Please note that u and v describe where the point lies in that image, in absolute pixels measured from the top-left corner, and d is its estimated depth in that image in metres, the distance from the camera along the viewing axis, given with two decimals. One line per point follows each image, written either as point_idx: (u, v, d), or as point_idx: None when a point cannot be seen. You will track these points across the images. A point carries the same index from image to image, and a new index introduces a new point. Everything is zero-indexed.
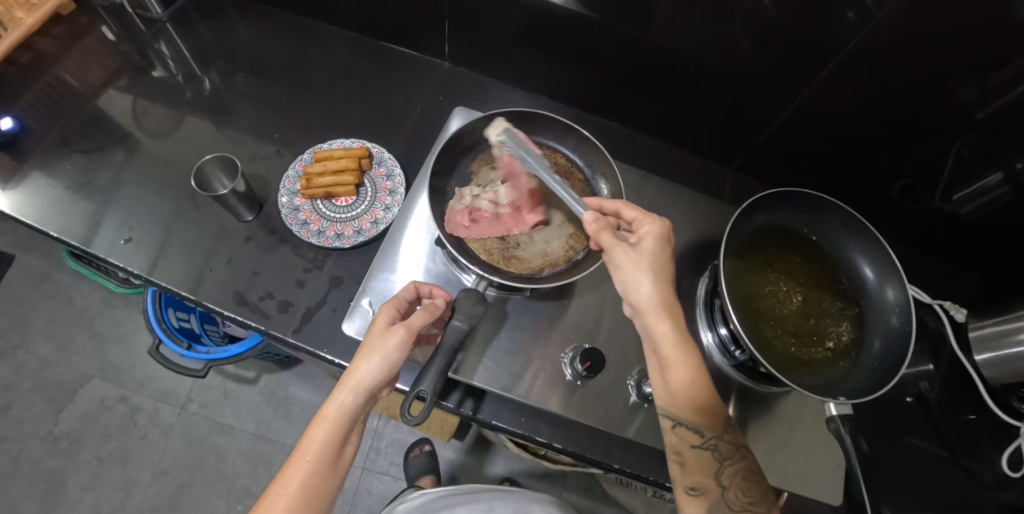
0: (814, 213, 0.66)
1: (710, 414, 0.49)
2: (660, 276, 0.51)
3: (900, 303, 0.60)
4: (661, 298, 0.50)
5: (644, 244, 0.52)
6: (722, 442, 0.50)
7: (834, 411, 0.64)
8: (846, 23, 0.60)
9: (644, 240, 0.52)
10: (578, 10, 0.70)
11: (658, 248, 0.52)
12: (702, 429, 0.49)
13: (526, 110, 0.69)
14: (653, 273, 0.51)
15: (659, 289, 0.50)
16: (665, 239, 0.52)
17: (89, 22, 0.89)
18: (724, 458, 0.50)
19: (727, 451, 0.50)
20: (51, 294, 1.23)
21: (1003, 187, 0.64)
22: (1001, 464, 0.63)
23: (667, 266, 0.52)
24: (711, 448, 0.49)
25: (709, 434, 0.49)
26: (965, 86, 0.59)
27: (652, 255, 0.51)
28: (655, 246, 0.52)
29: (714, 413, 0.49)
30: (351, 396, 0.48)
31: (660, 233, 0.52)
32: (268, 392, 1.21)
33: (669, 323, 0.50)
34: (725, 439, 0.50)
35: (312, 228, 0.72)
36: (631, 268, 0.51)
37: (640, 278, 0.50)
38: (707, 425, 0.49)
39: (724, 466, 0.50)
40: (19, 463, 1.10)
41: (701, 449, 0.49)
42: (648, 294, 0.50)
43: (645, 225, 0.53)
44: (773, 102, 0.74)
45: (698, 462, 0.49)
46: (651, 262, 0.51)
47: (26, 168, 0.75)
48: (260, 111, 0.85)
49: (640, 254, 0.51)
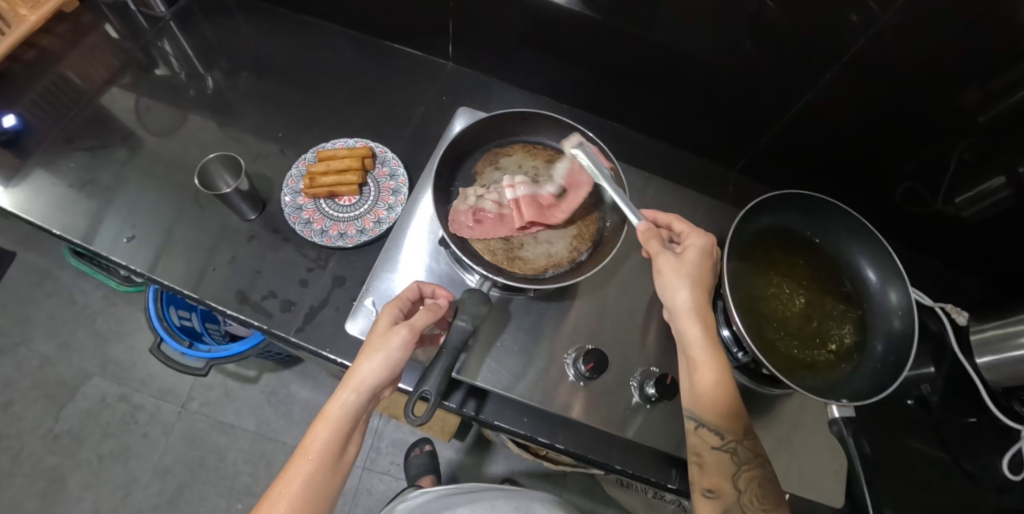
0: (816, 215, 0.66)
1: (731, 417, 0.49)
2: (700, 286, 0.52)
3: (903, 305, 0.60)
4: (698, 305, 0.52)
5: (688, 254, 0.53)
6: (742, 447, 0.50)
7: (837, 413, 0.64)
8: (850, 25, 0.60)
9: (688, 251, 0.54)
10: (582, 11, 0.70)
11: (700, 259, 0.53)
12: (721, 432, 0.50)
13: (530, 112, 0.70)
14: (693, 282, 0.52)
15: (698, 298, 0.52)
16: (708, 253, 0.54)
17: (93, 20, 0.89)
18: (742, 462, 0.50)
19: (746, 456, 0.50)
20: (53, 292, 1.23)
21: (1004, 191, 0.65)
22: (1001, 467, 0.63)
23: (708, 277, 0.54)
24: (729, 452, 0.50)
25: (729, 437, 0.50)
26: (968, 90, 0.59)
27: (695, 265, 0.53)
28: (698, 257, 0.53)
29: (736, 417, 0.50)
30: (353, 395, 0.48)
31: (705, 246, 0.54)
32: (268, 391, 1.21)
33: (702, 328, 0.51)
34: (745, 444, 0.50)
35: (315, 228, 0.72)
36: (674, 276, 0.52)
37: (681, 284, 0.52)
38: (727, 427, 0.50)
39: (741, 470, 0.50)
40: (20, 460, 1.10)
41: (721, 451, 0.50)
42: (687, 300, 0.51)
43: (693, 238, 0.55)
44: (776, 104, 0.74)
45: (716, 464, 0.50)
46: (694, 272, 0.53)
47: (28, 166, 0.75)
48: (264, 110, 0.85)
49: (682, 263, 0.53)
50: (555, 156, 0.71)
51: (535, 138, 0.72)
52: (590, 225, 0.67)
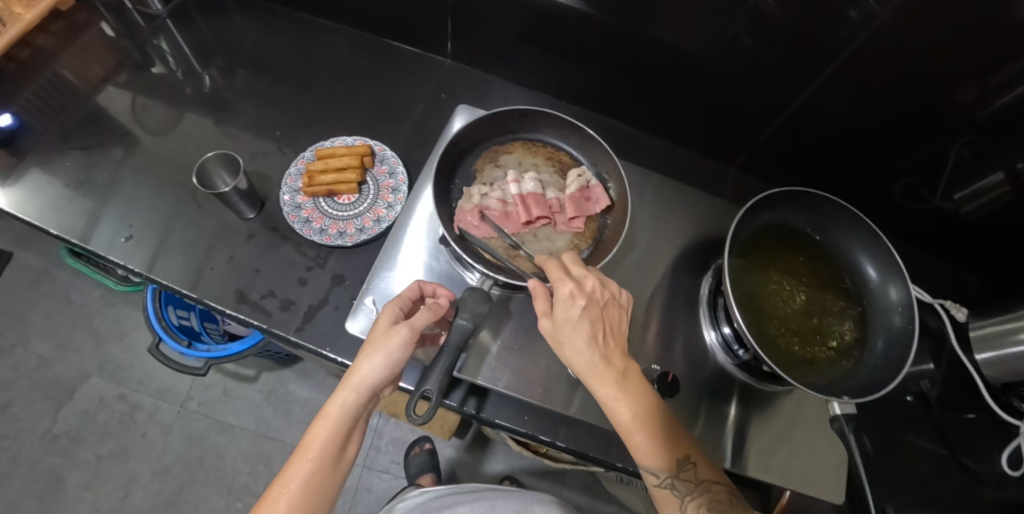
0: (817, 212, 0.66)
1: (658, 455, 0.46)
2: (588, 340, 0.48)
3: (903, 302, 0.60)
4: (590, 362, 0.48)
5: (559, 313, 0.49)
6: (681, 480, 0.46)
7: (839, 411, 0.63)
8: (847, 22, 0.61)
9: (562, 301, 0.50)
10: (582, 9, 0.70)
11: (576, 312, 0.49)
12: (654, 471, 0.46)
13: (531, 109, 0.69)
14: (576, 337, 0.48)
15: (590, 352, 0.48)
16: (587, 293, 0.50)
17: (89, 18, 0.89)
18: (685, 493, 0.46)
19: (688, 487, 0.46)
20: (50, 292, 1.22)
21: (1004, 186, 0.64)
22: (1001, 463, 0.63)
23: (596, 323, 0.49)
24: (670, 487, 0.46)
25: (664, 473, 0.46)
26: (967, 86, 0.59)
27: (572, 321, 0.48)
28: (573, 306, 0.49)
29: (666, 452, 0.46)
30: (353, 394, 0.48)
31: (571, 293, 0.49)
32: (267, 390, 1.21)
33: (602, 386, 0.47)
34: (685, 475, 0.47)
35: (313, 226, 0.72)
36: (561, 340, 0.49)
37: (567, 342, 0.48)
38: (658, 466, 0.46)
39: (687, 503, 0.46)
40: (18, 461, 1.09)
41: (664, 489, 0.47)
42: (579, 362, 0.48)
43: (561, 286, 0.50)
44: (776, 101, 0.74)
45: (661, 501, 0.47)
46: (576, 327, 0.48)
47: (24, 165, 0.75)
48: (261, 108, 0.85)
49: (555, 323, 0.49)
50: (555, 153, 0.72)
51: (536, 136, 0.72)
52: (591, 223, 0.67)
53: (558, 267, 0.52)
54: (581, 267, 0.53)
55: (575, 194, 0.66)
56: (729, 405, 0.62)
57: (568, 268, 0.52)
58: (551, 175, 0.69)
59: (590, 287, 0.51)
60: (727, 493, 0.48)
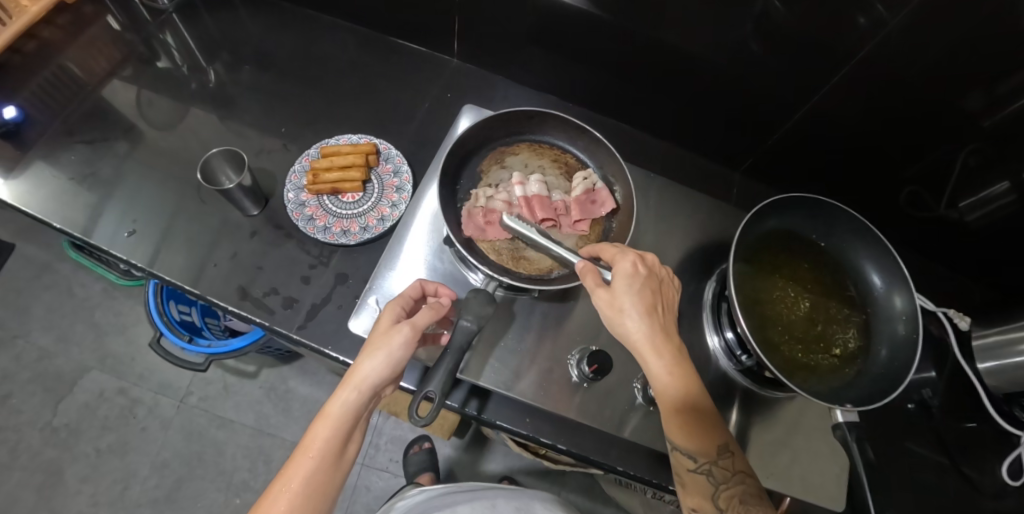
0: (821, 219, 0.66)
1: (702, 439, 0.46)
2: (645, 312, 0.48)
3: (907, 311, 0.60)
4: (646, 334, 0.48)
5: (618, 284, 0.49)
6: (718, 467, 0.47)
7: (841, 418, 0.63)
8: (857, 29, 0.60)
9: (622, 275, 0.50)
10: (589, 10, 0.70)
11: (635, 284, 0.49)
12: (694, 455, 0.47)
13: (538, 111, 0.69)
14: (634, 308, 0.48)
15: (647, 324, 0.48)
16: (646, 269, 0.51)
17: (94, 11, 0.89)
18: (719, 482, 0.47)
19: (724, 475, 0.47)
20: (51, 284, 1.22)
21: (1010, 195, 0.63)
22: (1001, 472, 0.63)
23: (653, 296, 0.50)
24: (706, 473, 0.47)
25: (702, 459, 0.47)
26: (975, 91, 0.58)
27: (632, 292, 0.49)
28: (633, 280, 0.49)
29: (707, 437, 0.47)
30: (355, 393, 0.47)
31: (633, 266, 0.50)
32: (268, 386, 1.21)
33: (656, 357, 0.47)
34: (722, 463, 0.47)
35: (317, 224, 0.71)
36: (618, 312, 0.49)
37: (625, 314, 0.49)
38: (698, 451, 0.47)
39: (720, 491, 0.47)
40: (17, 453, 1.10)
41: (699, 474, 0.47)
42: (635, 333, 0.48)
43: (621, 260, 0.51)
44: (783, 106, 0.74)
45: (694, 486, 0.48)
46: (634, 299, 0.49)
47: (29, 158, 0.74)
48: (266, 104, 0.84)
49: (612, 294, 0.49)
50: (561, 156, 0.71)
51: (542, 138, 0.72)
52: (596, 226, 0.66)
53: (614, 245, 0.53)
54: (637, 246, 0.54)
55: (581, 196, 0.66)
56: (731, 411, 0.62)
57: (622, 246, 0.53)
58: (557, 178, 0.69)
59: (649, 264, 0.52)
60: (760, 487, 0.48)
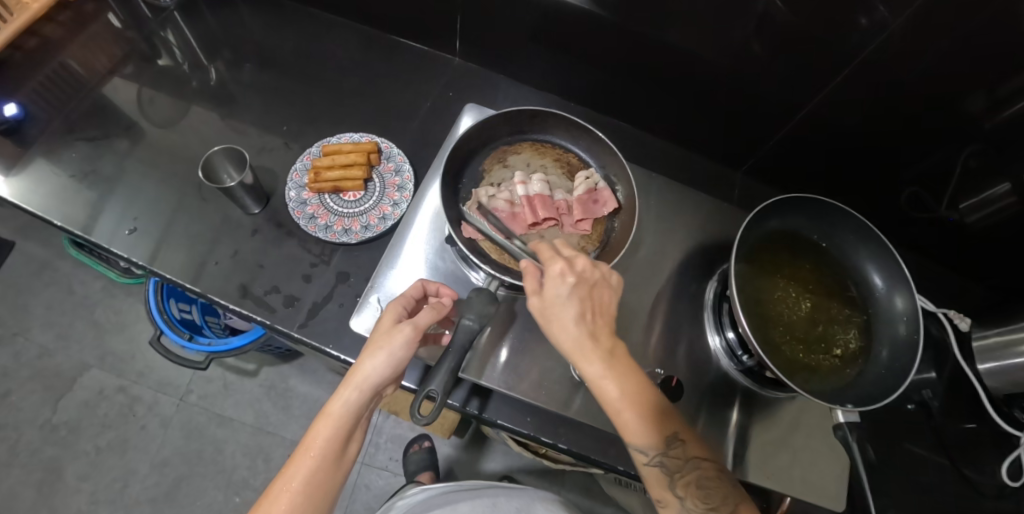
0: (823, 220, 0.66)
1: (645, 433, 0.46)
2: (576, 318, 0.47)
3: (908, 312, 0.60)
4: (578, 340, 0.46)
5: (549, 291, 0.48)
6: (669, 457, 0.47)
7: (843, 419, 0.63)
8: (859, 30, 0.60)
9: (552, 280, 0.48)
10: (590, 9, 0.70)
11: (567, 289, 0.47)
12: (643, 449, 0.46)
13: (540, 110, 0.69)
14: (567, 314, 0.47)
15: (580, 329, 0.47)
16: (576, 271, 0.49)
17: (96, 9, 0.88)
18: (673, 471, 0.47)
19: (676, 464, 0.47)
20: (51, 282, 1.22)
21: (1009, 197, 0.63)
22: (1001, 473, 0.62)
23: (586, 300, 0.48)
24: (659, 465, 0.47)
25: (653, 452, 0.46)
26: (975, 93, 0.58)
27: (564, 298, 0.47)
28: (562, 285, 0.47)
29: (654, 430, 0.46)
30: (356, 393, 0.47)
31: (563, 269, 0.48)
32: (267, 385, 1.21)
33: (590, 363, 0.46)
34: (673, 452, 0.47)
35: (318, 223, 0.71)
36: (550, 319, 0.48)
37: (556, 321, 0.47)
38: (647, 443, 0.46)
39: (677, 480, 0.47)
40: (17, 450, 1.10)
41: (653, 467, 0.47)
42: (567, 341, 0.47)
43: (552, 265, 0.49)
44: (784, 107, 0.74)
45: (651, 479, 0.47)
46: (565, 305, 0.47)
47: (30, 155, 0.74)
48: (268, 103, 0.84)
49: (544, 301, 0.48)
50: (563, 155, 0.71)
51: (544, 137, 0.72)
52: (598, 225, 0.66)
53: (548, 247, 0.51)
54: (571, 247, 0.52)
55: (584, 197, 0.65)
56: (731, 410, 0.62)
57: (557, 249, 0.52)
58: (559, 177, 0.69)
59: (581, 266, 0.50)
60: (716, 468, 0.48)
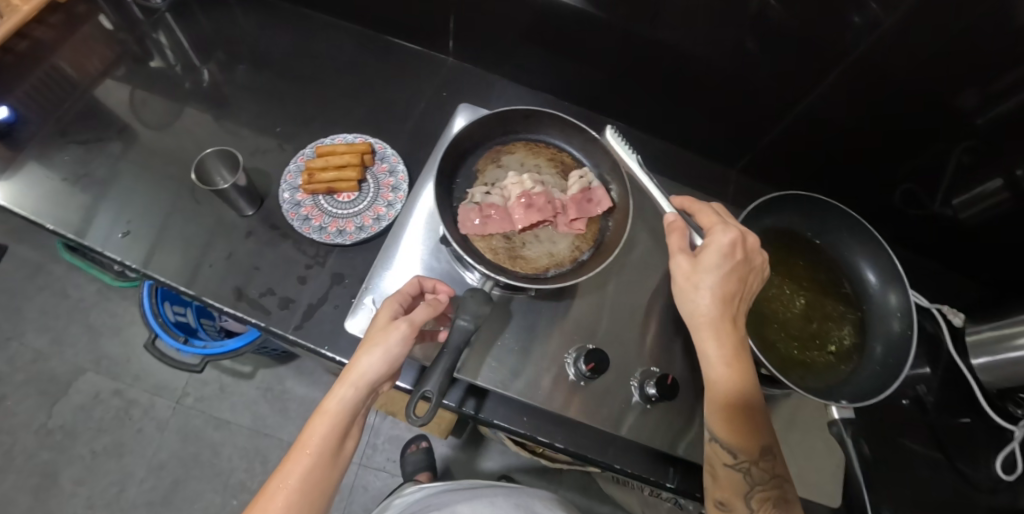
0: (816, 215, 0.66)
1: (745, 437, 0.48)
2: (716, 296, 0.48)
3: (902, 308, 0.60)
4: (714, 316, 0.48)
5: (705, 260, 0.49)
6: (757, 468, 0.48)
7: (837, 415, 0.64)
8: (852, 27, 0.60)
9: (709, 252, 0.49)
10: (584, 9, 0.70)
11: (724, 264, 0.49)
12: (735, 452, 0.48)
13: (534, 109, 0.69)
14: (712, 288, 0.48)
15: (718, 308, 0.49)
16: (732, 255, 0.49)
17: (87, 11, 0.88)
18: (756, 483, 0.48)
19: (761, 477, 0.48)
20: (46, 286, 1.22)
21: (1002, 192, 0.64)
22: (995, 467, 0.63)
23: (736, 283, 0.49)
24: (743, 472, 0.48)
25: (743, 457, 0.48)
26: (968, 90, 0.59)
27: (716, 271, 0.49)
28: (717, 261, 0.49)
29: (751, 438, 0.48)
30: (352, 390, 0.47)
31: (730, 245, 0.49)
32: (264, 387, 1.21)
33: (716, 345, 0.48)
34: (762, 464, 0.48)
35: (312, 224, 0.71)
36: (693, 283, 0.49)
37: (695, 289, 0.49)
38: (742, 448, 0.48)
39: (755, 491, 0.48)
40: (12, 455, 1.09)
41: (734, 470, 0.48)
42: (704, 313, 0.49)
43: (721, 234, 0.49)
44: (778, 105, 0.74)
45: (728, 481, 0.49)
46: (713, 280, 0.49)
47: (21, 158, 0.74)
48: (261, 104, 0.84)
49: (694, 266, 0.49)
50: (557, 154, 0.71)
51: (539, 137, 0.72)
52: (593, 225, 0.66)
53: (715, 218, 0.52)
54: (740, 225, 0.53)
55: (578, 196, 0.66)
56: None
57: (728, 221, 0.52)
58: (552, 176, 0.69)
59: (748, 247, 0.50)
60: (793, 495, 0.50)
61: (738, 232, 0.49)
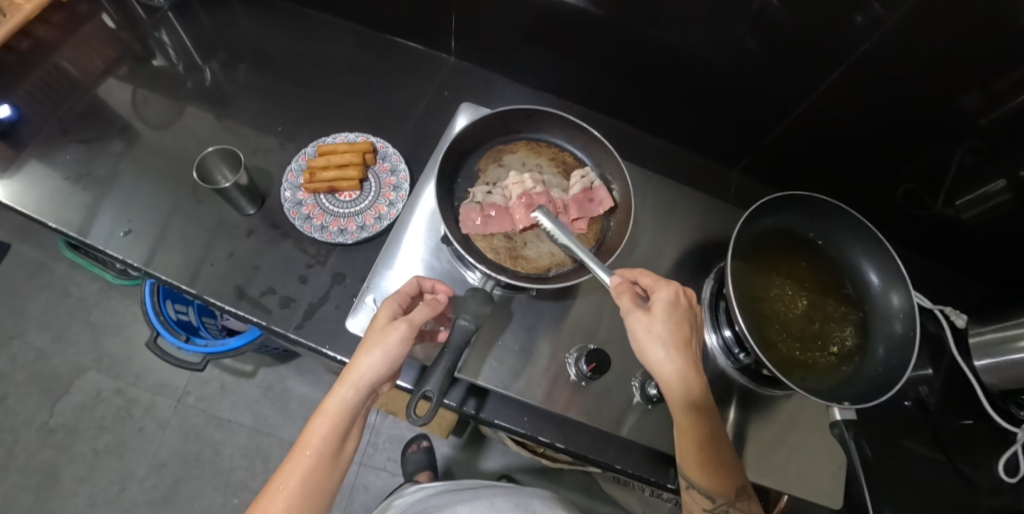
0: (819, 216, 0.66)
1: (718, 480, 0.50)
2: (675, 348, 0.49)
3: (904, 308, 0.60)
4: (678, 369, 0.49)
5: (657, 315, 0.50)
6: (735, 508, 0.50)
7: (838, 416, 0.64)
8: (854, 26, 0.60)
9: (658, 306, 0.50)
10: (586, 8, 0.70)
11: (673, 315, 0.50)
12: (711, 496, 0.50)
13: (535, 109, 0.69)
14: (668, 340, 0.49)
15: (678, 359, 0.49)
16: (679, 305, 0.51)
17: (89, 10, 0.88)
18: None
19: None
20: (47, 284, 1.22)
21: (1006, 194, 0.63)
22: (997, 469, 0.63)
23: (688, 332, 0.51)
24: (722, 513, 0.50)
25: (720, 499, 0.50)
26: (969, 92, 0.59)
27: (668, 324, 0.50)
28: (668, 313, 0.50)
29: (723, 480, 0.50)
30: (352, 391, 0.47)
31: (673, 297, 0.51)
32: (265, 386, 1.21)
33: (684, 393, 0.48)
34: (739, 504, 0.50)
35: (314, 223, 0.71)
36: (652, 340, 0.49)
37: (655, 345, 0.49)
38: (716, 490, 0.50)
39: None
40: (14, 454, 1.09)
41: (713, 512, 0.50)
42: (665, 367, 0.49)
43: (661, 290, 0.51)
44: (780, 105, 0.74)
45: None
46: (669, 332, 0.49)
47: (23, 157, 0.74)
48: (262, 103, 0.84)
49: (651, 322, 0.49)
50: (559, 154, 0.71)
51: (541, 136, 0.72)
52: (594, 224, 0.66)
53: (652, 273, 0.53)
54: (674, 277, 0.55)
55: (579, 195, 0.65)
56: (728, 409, 0.62)
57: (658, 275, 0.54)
58: (554, 176, 0.69)
59: (687, 298, 0.52)
60: None
61: (676, 285, 0.52)
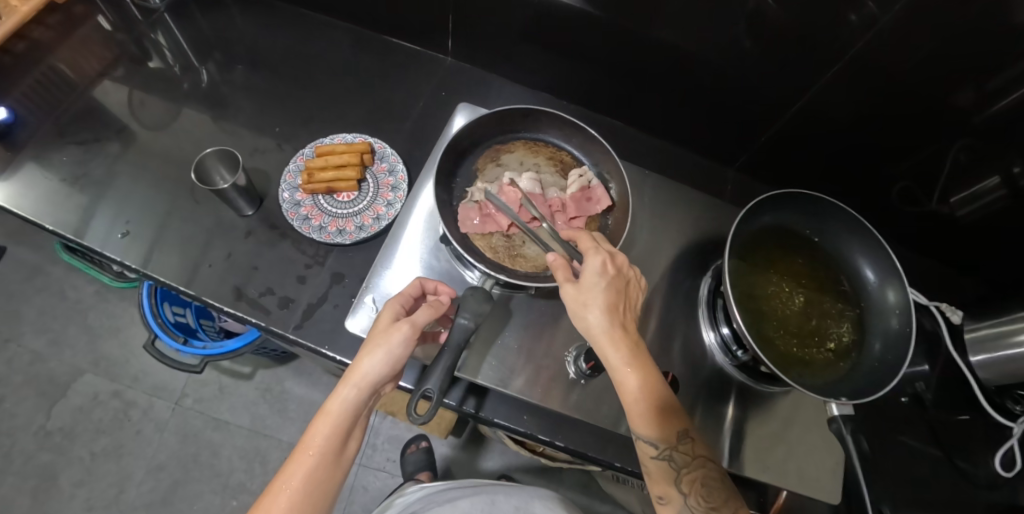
0: (817, 214, 0.67)
1: (661, 428, 0.47)
2: (604, 309, 0.49)
3: (900, 305, 0.60)
4: (607, 328, 0.49)
5: (585, 280, 0.50)
6: (678, 453, 0.48)
7: (836, 412, 0.65)
8: (849, 25, 0.61)
9: (587, 273, 0.50)
10: (582, 8, 0.70)
11: (603, 279, 0.50)
12: (654, 444, 0.48)
13: (533, 109, 0.69)
14: (598, 303, 0.49)
15: (607, 319, 0.49)
16: (609, 271, 0.51)
17: (85, 11, 0.88)
18: (681, 466, 0.48)
19: (684, 460, 0.48)
20: (44, 287, 1.21)
21: (999, 191, 0.64)
22: (994, 464, 0.61)
23: (617, 295, 0.51)
24: (667, 459, 0.48)
25: (663, 446, 0.48)
26: (963, 89, 0.59)
27: (598, 288, 0.50)
28: (597, 279, 0.50)
29: (667, 427, 0.48)
30: (354, 390, 0.47)
31: (602, 264, 0.51)
32: (263, 387, 1.20)
33: (615, 351, 0.48)
34: (683, 448, 0.48)
35: (312, 224, 0.71)
36: (583, 304, 0.50)
37: (586, 310, 0.50)
38: (658, 438, 0.48)
39: (682, 475, 0.48)
40: (10, 458, 1.08)
41: (661, 461, 0.48)
42: (598, 328, 0.49)
43: (591, 257, 0.51)
44: (778, 102, 0.74)
45: (659, 473, 0.49)
46: (598, 294, 0.50)
47: (20, 159, 0.74)
48: (260, 104, 0.84)
49: (579, 288, 0.50)
50: (557, 153, 0.72)
51: (539, 135, 0.72)
52: (593, 223, 0.66)
53: (591, 239, 0.54)
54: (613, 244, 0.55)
55: (577, 194, 0.66)
56: (726, 405, 0.62)
57: (599, 242, 0.54)
58: (552, 175, 0.69)
59: (620, 265, 0.53)
60: (720, 470, 0.50)
61: (606, 252, 0.52)
